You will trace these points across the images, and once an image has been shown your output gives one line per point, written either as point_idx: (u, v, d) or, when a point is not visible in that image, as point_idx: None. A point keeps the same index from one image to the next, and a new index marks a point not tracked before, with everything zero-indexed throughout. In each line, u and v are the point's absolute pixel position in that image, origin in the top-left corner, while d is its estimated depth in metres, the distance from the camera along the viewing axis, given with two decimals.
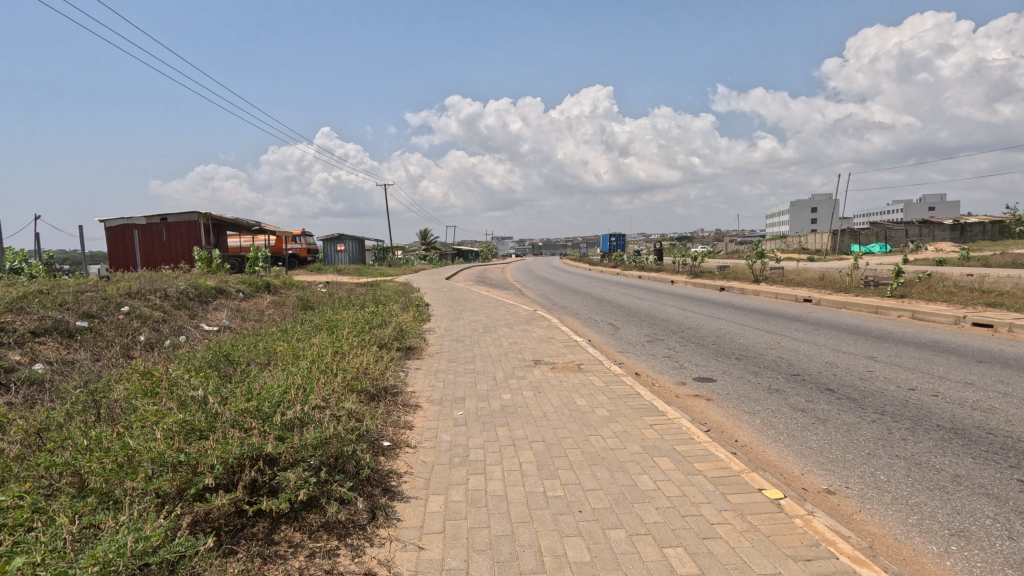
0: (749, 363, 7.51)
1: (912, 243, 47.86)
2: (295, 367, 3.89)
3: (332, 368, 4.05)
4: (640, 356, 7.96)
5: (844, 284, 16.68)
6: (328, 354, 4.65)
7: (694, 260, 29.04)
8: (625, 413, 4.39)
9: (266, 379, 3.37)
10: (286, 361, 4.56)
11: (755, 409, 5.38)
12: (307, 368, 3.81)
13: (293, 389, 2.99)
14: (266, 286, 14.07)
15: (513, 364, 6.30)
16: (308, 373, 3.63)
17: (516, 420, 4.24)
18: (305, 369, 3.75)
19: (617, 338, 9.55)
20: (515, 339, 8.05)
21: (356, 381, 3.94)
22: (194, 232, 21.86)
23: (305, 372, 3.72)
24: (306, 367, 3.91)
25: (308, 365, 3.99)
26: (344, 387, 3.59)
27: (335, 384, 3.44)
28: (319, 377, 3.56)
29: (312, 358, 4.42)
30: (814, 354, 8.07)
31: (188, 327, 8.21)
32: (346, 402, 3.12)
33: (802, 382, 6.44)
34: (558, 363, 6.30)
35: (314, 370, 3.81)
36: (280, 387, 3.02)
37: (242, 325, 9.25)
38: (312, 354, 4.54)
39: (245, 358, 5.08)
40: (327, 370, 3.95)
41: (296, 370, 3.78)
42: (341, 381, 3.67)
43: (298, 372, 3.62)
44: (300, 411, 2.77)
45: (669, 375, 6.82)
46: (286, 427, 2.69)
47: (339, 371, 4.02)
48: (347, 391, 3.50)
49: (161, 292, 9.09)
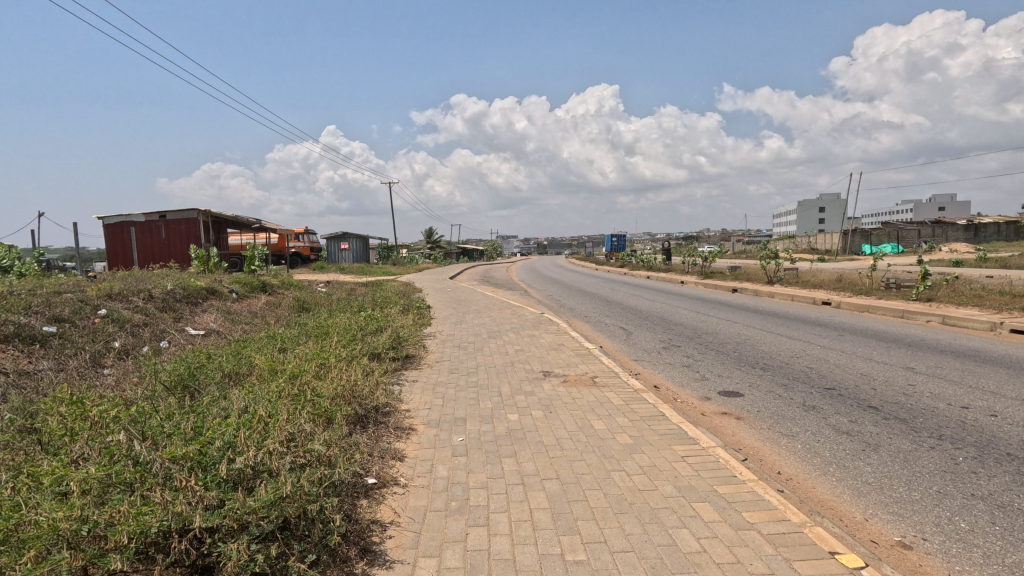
0: (776, 375, 6.89)
1: (925, 243, 46.97)
2: (265, 391, 3.32)
3: (307, 392, 3.45)
4: (656, 366, 7.34)
5: (864, 285, 16.00)
6: (310, 372, 4.05)
7: (704, 261, 28.37)
8: (651, 441, 3.78)
9: (223, 411, 2.79)
10: (260, 381, 3.97)
11: (794, 431, 4.76)
12: (277, 393, 3.23)
13: (250, 426, 2.40)
14: (262, 286, 13.52)
15: (520, 376, 5.70)
16: (276, 400, 3.03)
17: (524, 448, 3.64)
18: (275, 395, 3.18)
19: (630, 345, 8.94)
20: (522, 346, 7.47)
21: (336, 407, 3.36)
22: (192, 230, 21.36)
23: (274, 398, 3.14)
24: (277, 391, 3.34)
25: (279, 388, 3.41)
26: (319, 417, 3.01)
27: (307, 415, 2.84)
28: (291, 406, 2.99)
29: (289, 378, 3.82)
30: (847, 365, 7.43)
31: (171, 331, 7.65)
32: (318, 440, 2.53)
33: (839, 397, 5.83)
34: (569, 376, 5.69)
35: (286, 397, 3.23)
36: (234, 422, 2.44)
37: (230, 329, 8.69)
38: (289, 373, 3.94)
39: (216, 375, 4.52)
40: (303, 394, 3.38)
41: (263, 394, 3.18)
42: (316, 409, 3.09)
43: (266, 400, 3.05)
44: (253, 457, 2.17)
45: (690, 388, 6.21)
46: (233, 480, 2.10)
47: (315, 395, 3.42)
48: (322, 423, 2.92)
49: (145, 293, 8.55)
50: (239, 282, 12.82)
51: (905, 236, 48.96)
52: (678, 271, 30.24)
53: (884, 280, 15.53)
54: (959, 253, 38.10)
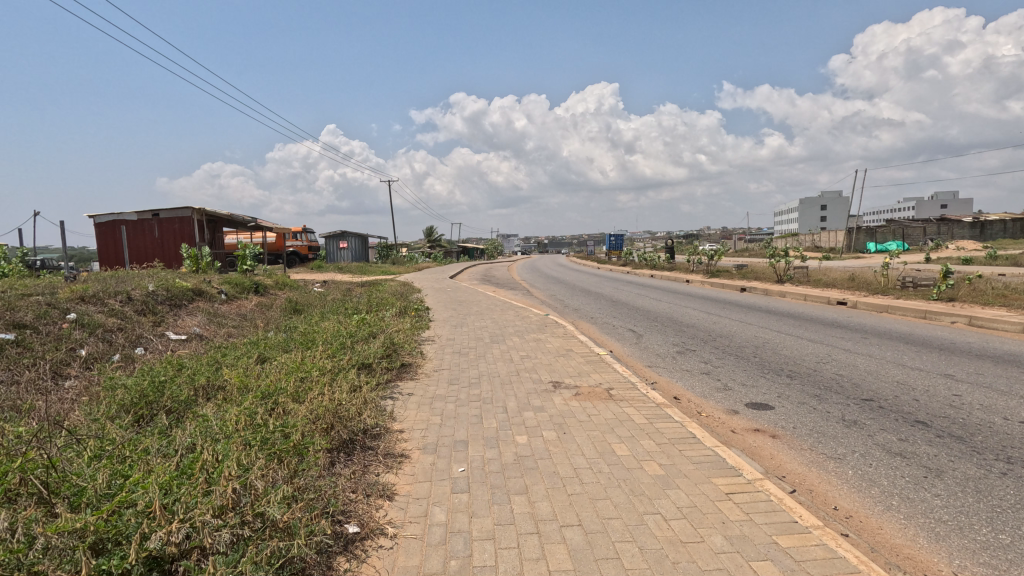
0: (804, 384, 6.31)
1: (931, 241, 46.40)
2: (223, 420, 2.81)
3: (275, 421, 2.92)
4: (673, 374, 6.77)
5: (878, 285, 15.44)
6: (286, 399, 3.50)
7: (709, 260, 27.82)
8: (685, 472, 3.21)
9: (162, 453, 2.31)
10: (225, 405, 3.42)
11: (841, 453, 4.19)
12: (238, 423, 2.72)
13: (182, 489, 1.95)
14: (254, 287, 12.94)
15: (527, 389, 5.11)
16: (230, 436, 2.55)
17: (536, 482, 3.07)
18: (232, 426, 2.67)
19: (642, 350, 8.38)
20: (528, 353, 6.90)
21: (309, 438, 2.83)
22: (187, 229, 20.77)
23: (232, 431, 2.64)
24: (238, 420, 2.82)
25: (242, 416, 2.90)
26: (283, 456, 2.52)
27: (265, 460, 2.36)
28: (249, 444, 2.50)
29: (257, 405, 3.29)
30: (879, 371, 6.85)
31: (148, 336, 7.07)
32: (274, 498, 2.07)
33: (880, 410, 5.27)
34: (581, 388, 5.10)
35: (247, 428, 2.72)
36: (166, 477, 1.99)
37: (215, 334, 8.10)
38: (260, 401, 3.41)
39: (181, 395, 3.97)
40: (271, 424, 2.86)
41: (219, 427, 2.68)
42: (281, 446, 2.58)
43: (221, 436, 2.56)
44: (170, 537, 1.76)
45: (714, 400, 5.64)
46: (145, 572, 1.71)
47: (284, 424, 2.88)
48: (287, 466, 2.42)
49: (123, 295, 7.97)
50: (229, 282, 12.23)
51: (911, 235, 48.44)
52: (682, 270, 29.66)
53: (900, 279, 14.97)
54: (967, 250, 37.57)
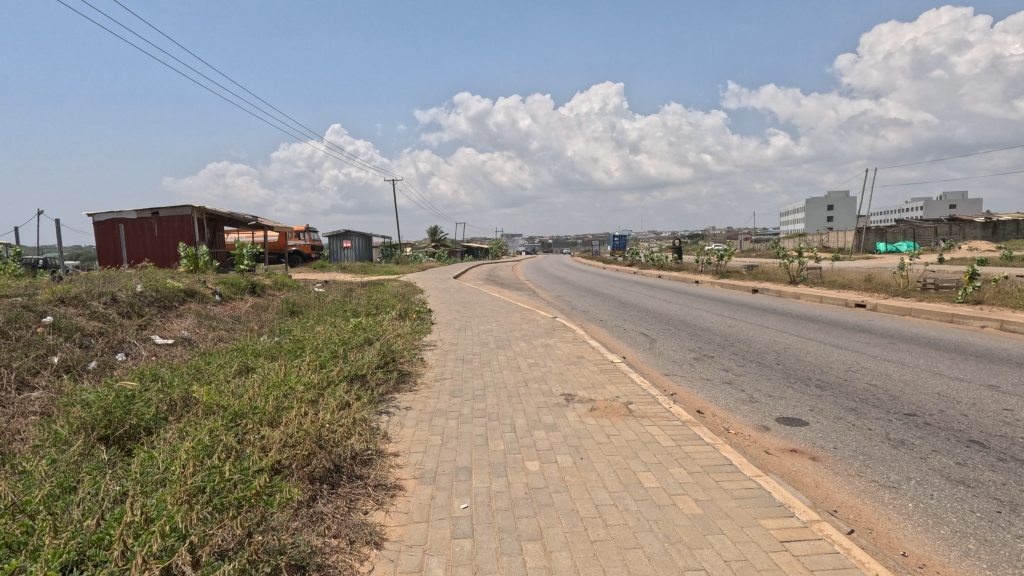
0: (837, 396, 5.80)
1: (942, 241, 45.63)
2: (168, 462, 2.41)
3: (236, 460, 2.55)
4: (693, 384, 6.28)
5: (898, 286, 14.87)
6: (261, 425, 3.07)
7: (718, 261, 27.27)
8: (728, 512, 2.72)
9: (75, 523, 1.93)
10: (191, 428, 3.01)
11: (896, 481, 3.69)
12: (183, 465, 2.32)
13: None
14: (250, 287, 12.49)
15: (537, 403, 4.63)
16: (173, 483, 2.19)
17: (552, 525, 2.60)
18: (175, 470, 2.27)
19: (656, 356, 7.90)
20: (537, 360, 6.43)
21: (275, 481, 2.45)
22: (187, 227, 20.38)
23: (173, 479, 2.25)
24: (185, 462, 2.41)
25: (192, 454, 2.50)
26: (231, 513, 2.12)
27: (209, 522, 2.04)
28: (189, 500, 2.11)
29: (225, 433, 2.88)
30: (915, 382, 6.33)
31: (132, 341, 6.63)
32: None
33: (926, 427, 4.77)
34: (597, 403, 4.62)
35: (195, 473, 2.32)
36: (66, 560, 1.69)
37: (204, 338, 7.66)
38: (230, 425, 2.99)
39: (147, 413, 3.53)
40: (226, 466, 2.46)
41: (163, 471, 2.32)
42: (235, 495, 2.21)
43: (158, 490, 2.17)
44: None
45: (741, 415, 5.15)
46: None
47: (245, 464, 2.51)
48: (238, 521, 2.06)
49: (107, 296, 7.53)
50: (224, 283, 11.80)
51: (922, 235, 47.66)
52: (690, 270, 29.10)
53: (921, 280, 14.40)
54: (980, 251, 36.91)
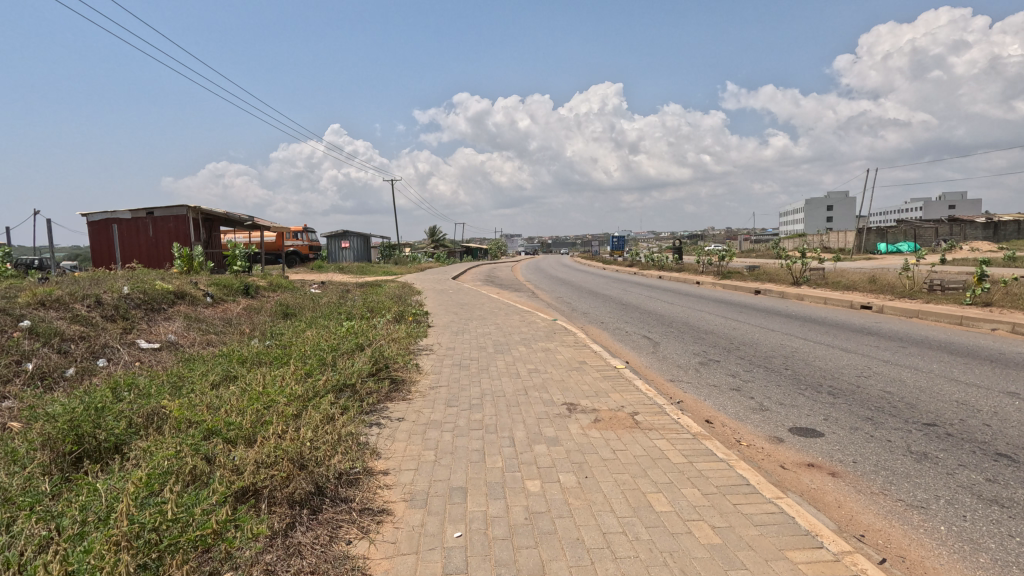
0: (851, 404, 5.53)
1: (943, 242, 45.42)
2: (115, 500, 2.18)
3: (192, 494, 2.33)
4: (700, 391, 6.03)
5: (904, 288, 14.64)
6: (236, 445, 2.82)
7: (720, 261, 27.03)
8: (750, 542, 2.46)
9: None
10: (156, 450, 2.77)
11: (924, 500, 3.43)
12: (130, 502, 2.08)
13: None
14: (244, 289, 12.21)
15: (537, 413, 4.37)
16: (108, 527, 1.99)
17: (556, 557, 2.34)
18: (118, 511, 2.03)
19: (660, 361, 7.64)
20: (537, 365, 6.17)
21: (232, 518, 2.23)
22: (182, 227, 20.09)
23: (114, 521, 2.02)
24: (136, 499, 2.17)
25: (148, 488, 2.26)
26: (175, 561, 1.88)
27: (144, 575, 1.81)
28: (125, 546, 1.89)
29: (190, 456, 2.64)
30: (932, 389, 6.06)
31: (114, 345, 6.36)
32: None
33: (949, 438, 4.51)
34: (600, 414, 4.35)
35: (144, 513, 2.08)
36: None
37: (192, 343, 7.38)
38: (197, 445, 2.74)
39: (116, 428, 3.28)
40: (182, 502, 2.22)
41: (102, 512, 2.11)
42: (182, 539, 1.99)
43: (94, 536, 1.94)
44: None
45: (752, 424, 4.89)
46: None
47: (199, 498, 2.28)
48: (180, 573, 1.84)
49: (92, 298, 7.26)
50: (217, 284, 11.52)
51: (923, 235, 47.48)
52: (691, 271, 28.85)
53: (928, 281, 14.15)
54: (982, 252, 36.72)
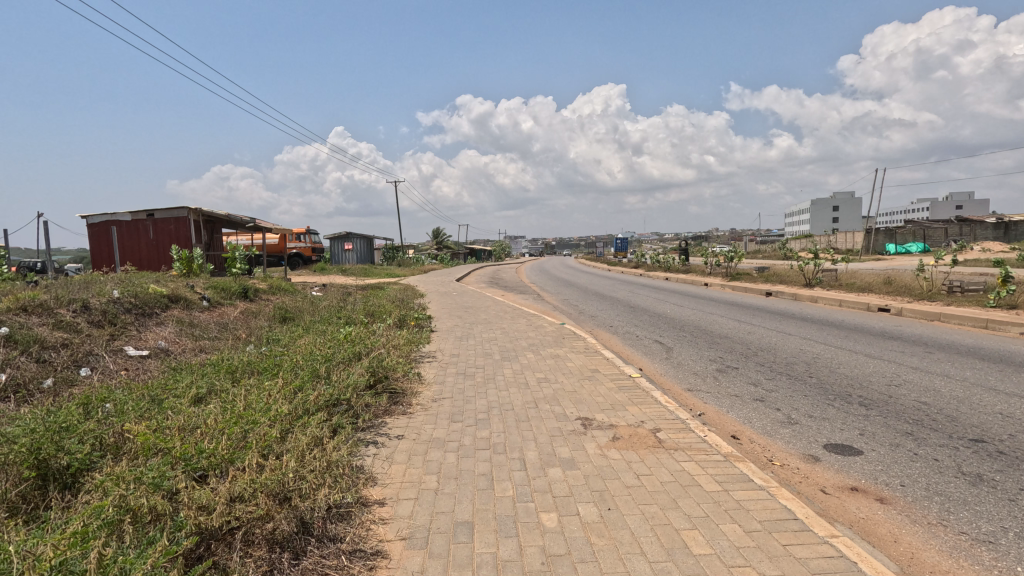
0: (886, 416, 5.13)
1: (954, 242, 44.73)
2: (38, 560, 1.77)
3: (139, 550, 1.92)
4: (721, 402, 5.63)
5: (922, 290, 14.15)
6: (204, 480, 2.42)
7: (728, 263, 26.55)
8: None
9: None
10: (110, 481, 2.38)
11: (992, 532, 3.02)
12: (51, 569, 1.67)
13: None
14: (242, 292, 11.87)
15: (550, 430, 3.99)
16: None
17: None
18: None
19: (675, 368, 7.25)
20: (547, 374, 5.79)
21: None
22: (182, 229, 19.80)
23: None
24: (64, 562, 1.77)
25: (82, 546, 1.86)
26: None
27: None
28: None
29: (145, 492, 2.23)
30: (971, 399, 5.64)
31: (99, 354, 6.02)
32: None
33: (1003, 458, 4.09)
34: (619, 431, 3.97)
35: None
36: None
37: (184, 350, 7.04)
38: (158, 475, 2.34)
39: (79, 451, 2.91)
40: (124, 562, 1.82)
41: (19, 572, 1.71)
42: None
43: None
44: None
45: (782, 440, 4.50)
46: None
47: (146, 553, 1.88)
48: None
49: (79, 303, 6.92)
50: (215, 287, 11.19)
51: (933, 236, 46.82)
52: (698, 272, 28.38)
53: (948, 284, 13.66)
54: (994, 252, 36.09)
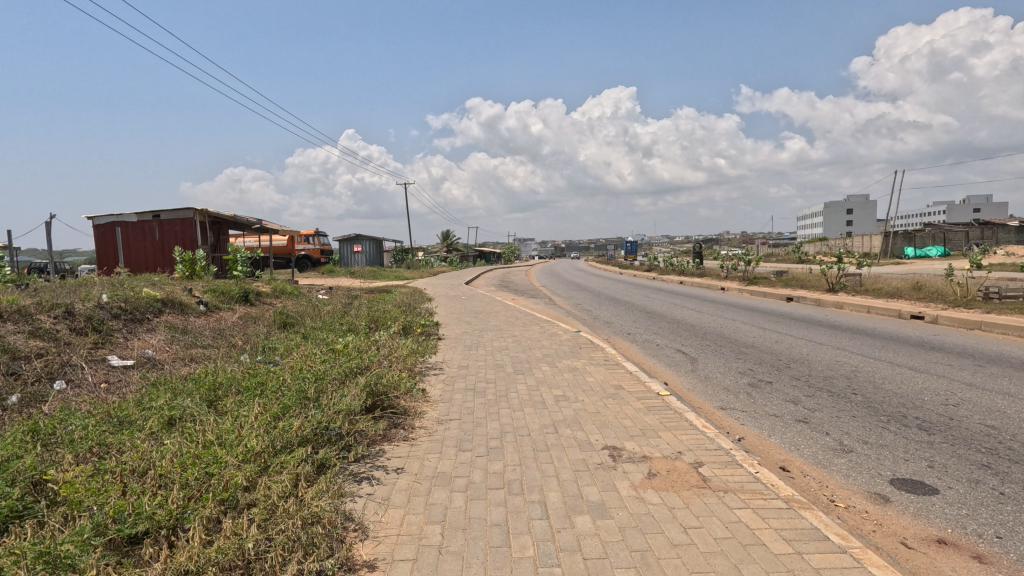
0: (955, 444, 4.49)
1: (976, 246, 43.47)
2: None
3: None
4: (760, 424, 5.03)
5: (957, 296, 13.38)
6: (132, 560, 1.89)
7: (745, 266, 25.80)
8: None
9: None
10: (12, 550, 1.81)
11: None
12: None
13: None
14: (244, 296, 11.41)
15: (574, 464, 3.43)
16: None
17: None
18: None
19: (703, 383, 6.64)
20: (566, 392, 5.22)
21: None
22: (188, 231, 19.46)
23: None
24: None
25: None
26: None
27: None
28: None
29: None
30: None
31: (76, 364, 5.52)
32: None
33: None
34: (655, 466, 3.40)
35: None
36: None
37: (173, 359, 6.56)
38: (72, 549, 1.81)
39: (7, 495, 2.24)
40: None
41: None
42: None
43: None
44: None
45: (841, 475, 3.90)
46: None
47: None
48: None
49: (61, 309, 6.44)
50: (214, 290, 10.74)
51: (954, 239, 45.59)
52: (713, 277, 27.65)
53: (984, 290, 12.89)
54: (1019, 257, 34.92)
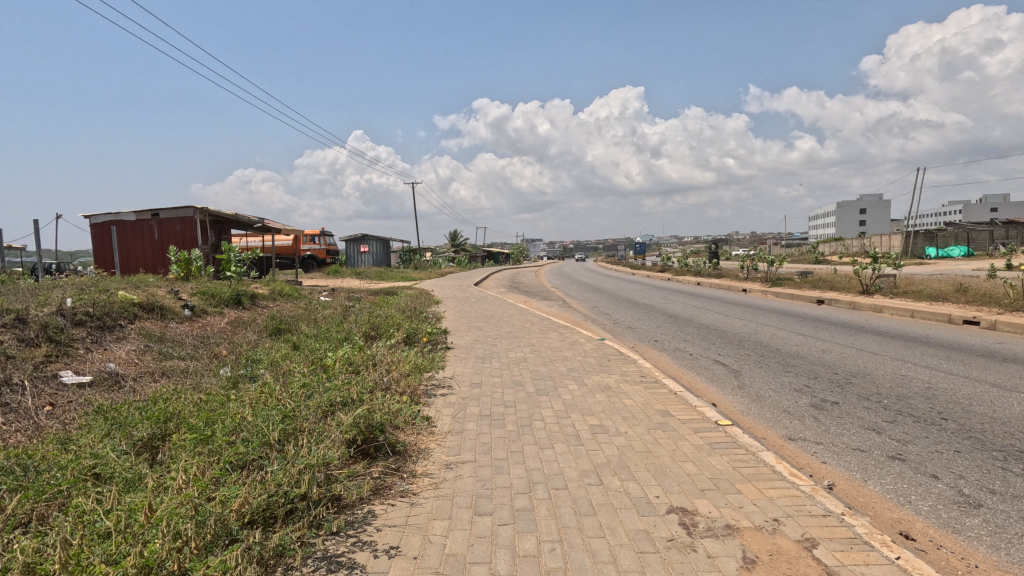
0: None
1: (1002, 246, 42.02)
2: None
3: None
4: (847, 463, 4.03)
5: (1012, 298, 12.25)
6: None
7: (766, 267, 24.73)
8: None
9: None
10: None
11: None
12: None
13: None
14: (236, 299, 10.52)
15: (635, 542, 2.47)
16: None
17: None
18: None
19: (758, 404, 5.64)
20: (604, 421, 4.25)
21: None
22: (187, 230, 18.66)
23: None
24: None
25: None
26: None
27: None
28: None
29: None
30: None
31: (14, 384, 4.62)
32: None
33: None
34: (749, 545, 2.43)
35: None
36: None
37: (140, 374, 5.66)
38: None
39: None
40: None
41: None
42: None
43: None
44: None
45: (986, 545, 2.90)
46: None
47: None
48: None
49: (12, 316, 5.56)
50: (203, 293, 9.87)
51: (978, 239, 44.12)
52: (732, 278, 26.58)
53: None
54: None
